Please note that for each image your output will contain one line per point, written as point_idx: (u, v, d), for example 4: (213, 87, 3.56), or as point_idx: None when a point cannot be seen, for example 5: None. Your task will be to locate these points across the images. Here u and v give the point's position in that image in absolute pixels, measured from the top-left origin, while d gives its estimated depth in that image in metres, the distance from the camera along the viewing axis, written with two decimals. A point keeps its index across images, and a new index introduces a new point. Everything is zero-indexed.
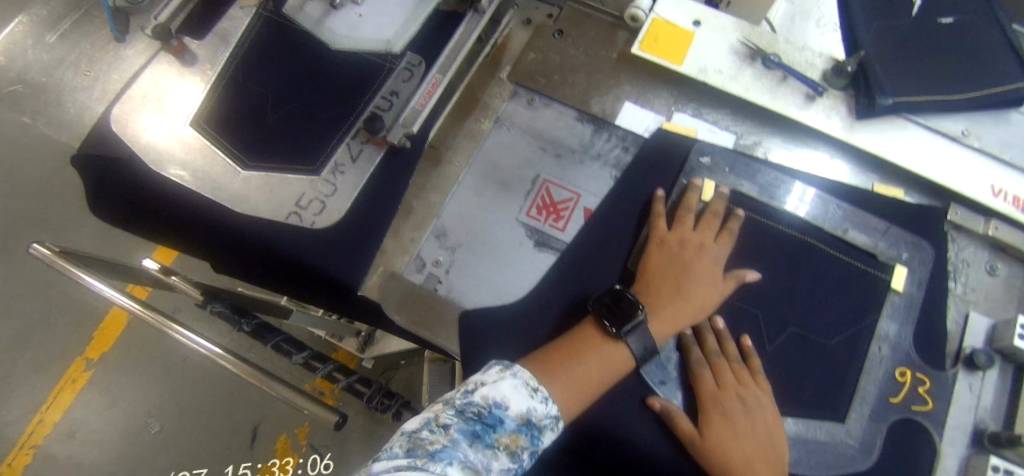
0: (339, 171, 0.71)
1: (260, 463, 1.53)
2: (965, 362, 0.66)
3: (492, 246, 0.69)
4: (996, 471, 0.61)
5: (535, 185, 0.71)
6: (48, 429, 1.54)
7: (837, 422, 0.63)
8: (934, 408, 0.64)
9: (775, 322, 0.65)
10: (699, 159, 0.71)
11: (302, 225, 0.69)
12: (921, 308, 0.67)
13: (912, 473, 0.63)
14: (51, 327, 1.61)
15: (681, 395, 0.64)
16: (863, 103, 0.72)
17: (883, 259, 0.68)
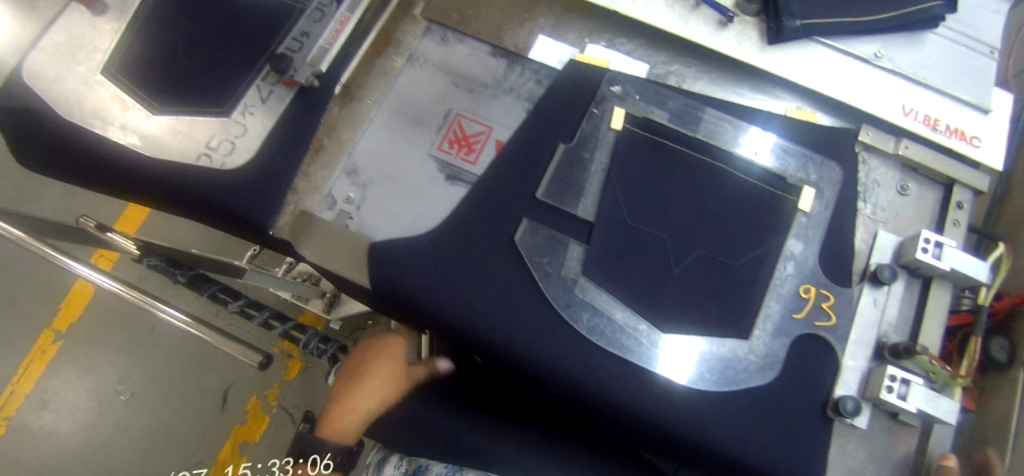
0: (249, 112, 0.70)
1: (232, 425, 1.56)
2: (871, 279, 0.68)
3: (404, 180, 0.69)
4: (893, 380, 0.63)
5: (447, 119, 0.71)
6: (20, 401, 1.56)
7: (741, 338, 0.64)
8: (837, 323, 0.66)
9: (682, 244, 0.66)
10: (610, 87, 0.71)
11: (211, 166, 0.69)
12: (828, 225, 0.69)
13: (815, 384, 0.65)
14: (20, 301, 1.63)
15: (585, 315, 0.64)
16: (773, 28, 0.73)
17: (791, 181, 0.69)
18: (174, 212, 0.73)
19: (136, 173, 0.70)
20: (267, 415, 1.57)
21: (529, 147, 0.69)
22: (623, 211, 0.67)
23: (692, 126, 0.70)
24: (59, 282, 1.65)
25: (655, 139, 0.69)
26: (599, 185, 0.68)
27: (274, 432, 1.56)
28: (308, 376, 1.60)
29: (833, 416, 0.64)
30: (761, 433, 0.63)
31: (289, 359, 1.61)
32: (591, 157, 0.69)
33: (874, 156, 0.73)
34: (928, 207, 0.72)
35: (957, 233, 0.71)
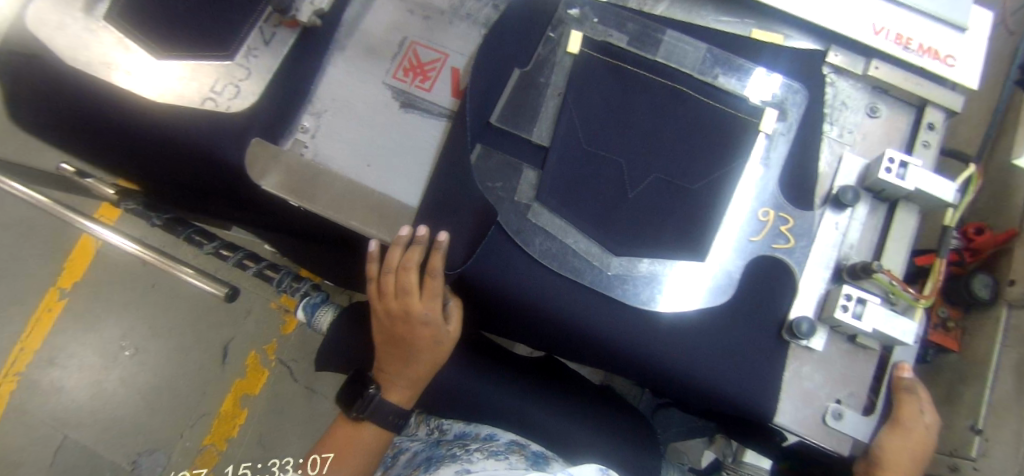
0: (252, 55, 0.67)
1: (233, 377, 1.60)
2: (833, 202, 0.67)
3: (360, 110, 0.69)
4: (850, 298, 0.62)
5: (402, 48, 0.71)
6: (30, 357, 1.62)
7: (697, 260, 0.64)
8: (795, 245, 0.65)
9: (638, 169, 0.65)
10: (568, 11, 0.70)
11: (217, 111, 0.65)
12: (790, 146, 0.67)
13: (773, 306, 0.64)
14: (26, 261, 1.68)
15: (538, 238, 0.64)
16: None
17: (754, 103, 0.67)
18: (144, 167, 0.68)
19: (123, 109, 0.63)
20: (266, 368, 1.61)
21: (487, 71, 0.67)
22: (578, 134, 0.66)
23: (651, 50, 0.69)
24: (60, 244, 1.69)
25: (612, 62, 0.68)
26: (556, 110, 0.67)
27: (273, 384, 1.60)
28: (304, 332, 1.63)
29: (787, 338, 0.63)
30: (717, 352, 0.62)
31: (287, 315, 1.64)
32: (548, 81, 0.68)
33: (839, 77, 0.72)
34: (896, 129, 0.71)
35: (927, 155, 0.70)
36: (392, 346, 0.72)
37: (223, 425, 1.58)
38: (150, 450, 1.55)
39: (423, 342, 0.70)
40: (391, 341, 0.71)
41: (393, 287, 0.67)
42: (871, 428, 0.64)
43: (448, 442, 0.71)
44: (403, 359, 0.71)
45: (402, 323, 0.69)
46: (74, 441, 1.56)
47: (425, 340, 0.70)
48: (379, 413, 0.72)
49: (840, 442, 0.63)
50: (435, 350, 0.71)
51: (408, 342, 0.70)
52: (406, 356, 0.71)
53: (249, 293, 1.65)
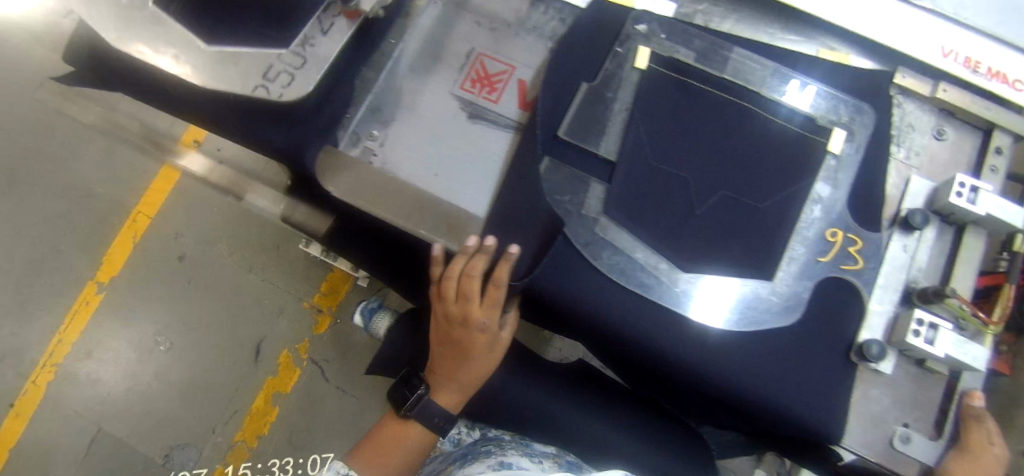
0: (309, 43, 0.66)
1: (265, 375, 1.63)
2: (901, 224, 0.67)
3: (429, 121, 0.70)
4: (920, 324, 0.63)
5: (469, 59, 0.72)
6: (67, 349, 1.64)
7: (765, 280, 0.64)
8: (864, 267, 0.65)
9: (707, 186, 0.65)
10: (636, 26, 0.70)
11: (269, 97, 0.65)
12: (858, 167, 0.67)
13: (840, 327, 0.64)
14: (64, 254, 1.71)
15: (606, 251, 0.64)
16: None
17: (822, 123, 0.68)
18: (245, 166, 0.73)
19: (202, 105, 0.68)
20: (297, 367, 1.63)
21: (555, 85, 0.68)
22: (646, 149, 0.66)
23: (718, 66, 0.69)
24: (100, 239, 1.72)
25: (679, 78, 0.69)
26: (622, 125, 0.67)
27: (305, 383, 1.62)
28: (337, 332, 1.66)
29: (855, 359, 0.64)
30: (783, 369, 0.63)
31: (319, 315, 1.67)
32: (615, 96, 0.68)
33: (904, 99, 0.72)
34: (964, 152, 0.71)
35: (997, 179, 0.69)
36: (446, 349, 0.73)
37: (255, 422, 1.60)
38: (183, 444, 1.58)
39: (479, 348, 0.72)
40: (447, 344, 0.73)
41: (455, 294, 0.67)
42: (939, 452, 0.65)
43: (485, 442, 0.77)
44: (457, 362, 0.73)
45: (460, 330, 0.70)
46: (109, 434, 1.59)
47: (480, 344, 0.71)
48: (428, 412, 0.74)
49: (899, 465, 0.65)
50: (487, 354, 0.73)
51: (463, 347, 0.71)
52: (459, 359, 0.72)
53: (284, 293, 1.68)
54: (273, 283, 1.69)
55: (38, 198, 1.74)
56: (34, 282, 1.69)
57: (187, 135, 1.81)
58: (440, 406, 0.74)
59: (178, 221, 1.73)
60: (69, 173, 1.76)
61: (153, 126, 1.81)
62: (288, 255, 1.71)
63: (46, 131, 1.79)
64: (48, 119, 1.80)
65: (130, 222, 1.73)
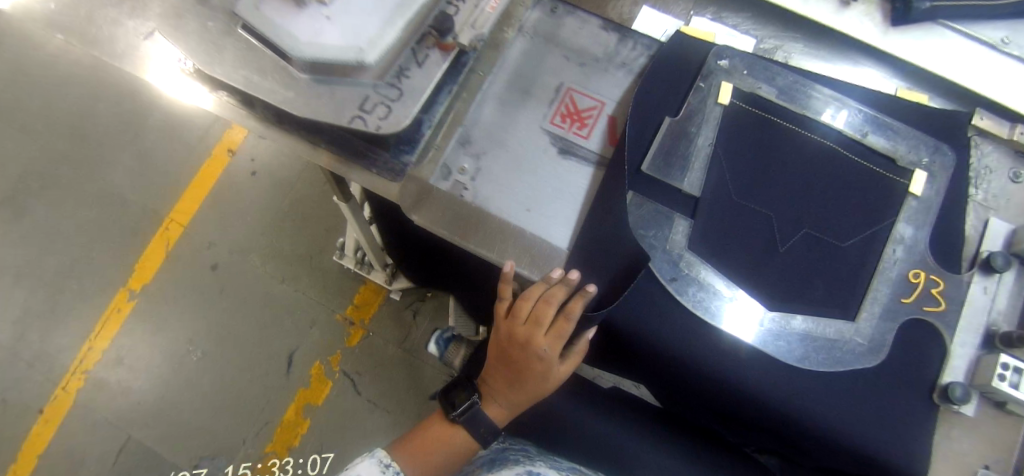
0: (405, 76, 0.67)
1: (297, 387, 1.62)
2: (982, 265, 0.71)
3: (518, 154, 0.70)
4: (1005, 369, 0.66)
5: (559, 93, 0.72)
6: (97, 356, 1.64)
7: (848, 320, 0.67)
8: (946, 309, 0.69)
9: (792, 225, 0.69)
10: (717, 61, 0.71)
11: (366, 129, 0.65)
12: (938, 208, 0.70)
13: (918, 366, 0.68)
14: (95, 259, 1.70)
15: (693, 290, 0.67)
16: (899, 10, 0.81)
17: (903, 164, 0.71)
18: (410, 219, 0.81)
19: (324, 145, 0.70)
20: (330, 379, 1.63)
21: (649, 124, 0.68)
22: (732, 190, 0.69)
23: (801, 104, 0.71)
24: (132, 246, 1.72)
25: (764, 115, 0.70)
26: (706, 161, 0.69)
27: (337, 396, 1.62)
28: (369, 345, 1.66)
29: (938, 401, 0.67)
30: (847, 404, 0.66)
31: (351, 327, 1.67)
32: (698, 131, 0.69)
33: (983, 142, 0.78)
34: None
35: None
36: (505, 365, 0.76)
37: (287, 433, 1.59)
38: (213, 455, 1.57)
39: (537, 372, 0.73)
40: (507, 361, 0.75)
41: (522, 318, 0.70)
42: None
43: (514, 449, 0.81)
44: (514, 379, 0.75)
45: (523, 350, 0.72)
46: (139, 442, 1.58)
47: (538, 368, 0.73)
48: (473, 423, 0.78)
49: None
50: (543, 378, 0.75)
51: (522, 367, 0.73)
52: (517, 378, 0.75)
53: (317, 305, 1.68)
54: (305, 294, 1.68)
55: (71, 203, 1.74)
56: (65, 288, 1.68)
57: (221, 143, 1.81)
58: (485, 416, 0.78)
59: (211, 229, 1.73)
60: (103, 177, 1.76)
61: (187, 134, 1.81)
62: (320, 267, 1.70)
63: (80, 137, 1.80)
64: (83, 126, 1.80)
65: (164, 230, 1.73)
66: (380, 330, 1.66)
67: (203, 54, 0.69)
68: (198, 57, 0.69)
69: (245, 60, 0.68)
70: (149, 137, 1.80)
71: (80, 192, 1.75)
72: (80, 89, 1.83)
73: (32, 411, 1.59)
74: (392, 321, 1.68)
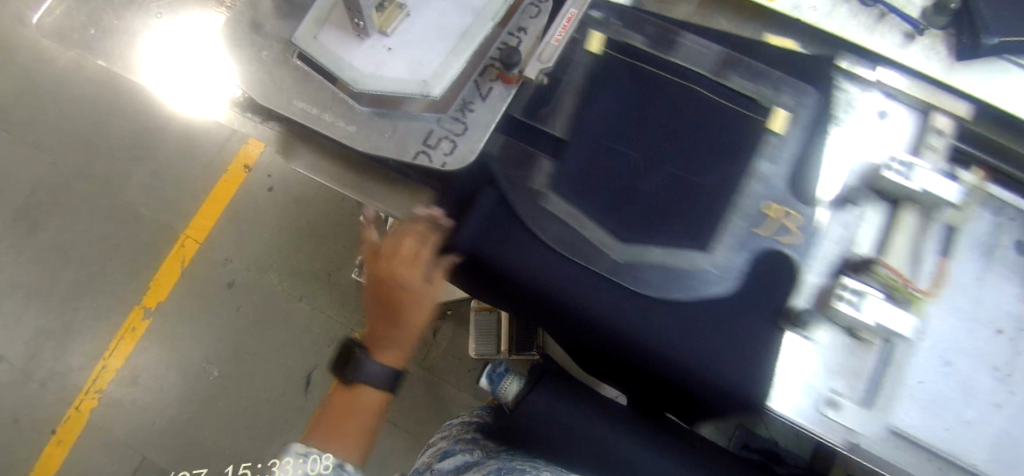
0: (470, 109, 0.66)
1: (315, 406, 1.59)
2: (841, 203, 0.76)
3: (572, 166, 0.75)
4: (845, 289, 0.70)
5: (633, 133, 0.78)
6: (111, 375, 1.61)
7: (703, 250, 0.74)
8: (798, 239, 0.74)
9: (653, 160, 0.75)
10: (593, 14, 0.82)
11: (431, 164, 0.64)
12: (795, 145, 0.76)
13: (767, 294, 0.73)
14: (109, 277, 1.69)
15: (553, 225, 0.73)
16: (967, 44, 0.80)
17: (763, 104, 0.77)
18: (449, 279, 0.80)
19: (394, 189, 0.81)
20: None
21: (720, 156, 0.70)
22: (597, 133, 0.76)
23: (678, 54, 0.79)
24: (147, 262, 1.70)
25: (632, 62, 0.79)
26: (573, 106, 0.77)
27: None
28: None
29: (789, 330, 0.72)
30: (705, 331, 0.71)
31: None
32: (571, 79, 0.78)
33: (868, 90, 0.80)
34: (906, 132, 0.78)
35: (935, 157, 0.75)
36: (378, 311, 0.84)
37: None
38: None
39: (408, 305, 0.81)
40: (386, 308, 0.82)
41: (404, 260, 0.78)
42: None
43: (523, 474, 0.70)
44: (393, 320, 0.82)
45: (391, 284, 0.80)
46: (152, 463, 1.54)
47: (410, 302, 0.80)
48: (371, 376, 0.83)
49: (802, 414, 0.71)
50: (420, 309, 0.82)
51: (398, 306, 0.81)
52: (395, 320, 0.82)
53: (334, 323, 1.65)
54: (323, 311, 1.65)
55: (84, 219, 1.72)
56: (78, 304, 1.67)
57: (236, 159, 1.78)
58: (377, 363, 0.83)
59: (227, 246, 1.70)
60: (117, 192, 1.74)
61: (202, 149, 1.78)
62: (338, 284, 1.68)
63: (93, 152, 1.77)
64: (95, 140, 1.78)
65: (179, 246, 1.71)
66: None
67: (257, 83, 0.67)
68: (252, 87, 0.67)
69: (302, 90, 0.66)
70: (163, 152, 1.78)
71: (93, 209, 1.73)
72: (92, 103, 1.81)
73: (44, 432, 1.56)
74: None
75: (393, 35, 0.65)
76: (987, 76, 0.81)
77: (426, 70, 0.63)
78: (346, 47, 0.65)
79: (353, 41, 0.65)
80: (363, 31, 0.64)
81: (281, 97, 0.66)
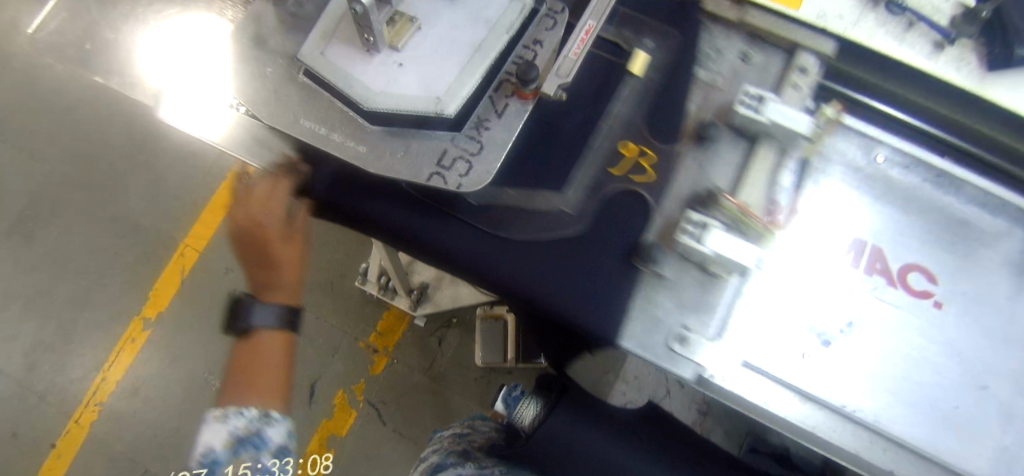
0: (485, 127, 0.63)
1: (320, 417, 1.57)
2: (695, 138, 0.74)
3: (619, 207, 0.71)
4: (693, 224, 0.66)
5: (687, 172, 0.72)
6: (111, 387, 1.59)
7: (556, 192, 0.73)
8: (654, 178, 0.73)
9: (554, 119, 0.75)
10: None
11: (447, 187, 0.61)
12: (655, 89, 0.77)
13: (620, 228, 0.72)
14: (109, 287, 1.67)
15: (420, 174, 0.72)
16: (999, 55, 0.73)
17: (625, 48, 0.78)
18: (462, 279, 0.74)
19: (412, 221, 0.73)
20: (354, 409, 1.57)
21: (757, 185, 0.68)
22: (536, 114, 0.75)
23: None
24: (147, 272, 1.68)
25: None
26: None
27: (362, 426, 1.56)
28: (394, 372, 1.60)
29: (677, 285, 0.68)
30: (551, 270, 0.70)
31: (375, 354, 1.61)
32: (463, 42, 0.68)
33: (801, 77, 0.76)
34: (769, 71, 0.78)
35: (796, 96, 0.75)
36: (239, 233, 0.80)
37: (309, 465, 1.54)
38: None
39: (274, 242, 0.79)
40: (257, 244, 0.79)
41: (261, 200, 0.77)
42: None
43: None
44: (268, 258, 0.80)
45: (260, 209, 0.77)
46: None
47: (270, 234, 0.78)
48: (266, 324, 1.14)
49: (683, 366, 0.66)
50: (283, 236, 0.80)
51: (260, 238, 0.78)
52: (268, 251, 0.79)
53: (338, 332, 1.62)
54: (327, 320, 1.63)
55: (83, 229, 1.70)
56: (77, 316, 1.64)
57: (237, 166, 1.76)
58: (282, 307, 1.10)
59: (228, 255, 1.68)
60: (116, 201, 1.72)
61: (201, 157, 1.76)
62: (341, 292, 1.65)
63: (90, 160, 1.74)
64: (93, 148, 1.75)
65: (179, 256, 1.69)
66: (402, 357, 1.61)
67: (261, 101, 0.64)
68: (256, 106, 0.64)
69: (309, 109, 0.63)
70: (161, 160, 1.75)
71: (92, 218, 1.71)
72: (89, 110, 1.78)
73: (43, 445, 1.54)
74: (416, 347, 1.62)
75: (404, 50, 0.62)
76: (1014, 88, 0.73)
77: (439, 87, 0.61)
78: (354, 64, 0.62)
79: (361, 58, 0.62)
80: (374, 48, 0.62)
81: (287, 116, 0.63)
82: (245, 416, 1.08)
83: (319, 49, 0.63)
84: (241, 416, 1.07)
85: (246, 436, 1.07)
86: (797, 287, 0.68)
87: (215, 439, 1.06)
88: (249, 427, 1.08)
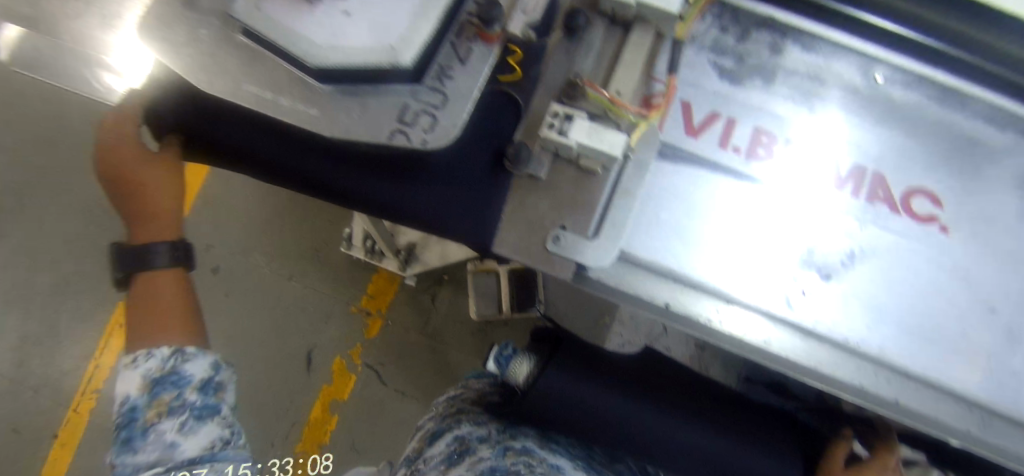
0: (448, 77, 0.58)
1: (319, 384, 1.56)
2: (568, 28, 0.63)
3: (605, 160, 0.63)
4: (556, 117, 0.59)
5: (674, 102, 0.65)
6: (106, 373, 1.58)
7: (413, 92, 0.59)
8: (524, 77, 0.62)
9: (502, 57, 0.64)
10: None
11: (411, 145, 0.56)
12: None
13: (493, 136, 0.61)
14: (88, 275, 1.62)
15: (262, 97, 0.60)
16: None
17: None
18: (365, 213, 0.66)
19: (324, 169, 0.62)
20: (352, 373, 1.57)
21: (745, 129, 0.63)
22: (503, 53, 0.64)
23: None
24: None
25: None
26: None
27: (362, 388, 1.56)
28: (389, 334, 1.59)
29: (643, 218, 0.62)
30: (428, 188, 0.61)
31: (368, 317, 1.59)
32: None
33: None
34: None
35: None
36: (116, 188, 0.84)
37: (315, 430, 1.55)
38: None
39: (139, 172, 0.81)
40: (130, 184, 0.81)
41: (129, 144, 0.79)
42: None
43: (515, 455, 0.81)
44: (137, 205, 0.84)
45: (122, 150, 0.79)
46: None
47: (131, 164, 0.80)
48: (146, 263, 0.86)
49: (563, 266, 0.59)
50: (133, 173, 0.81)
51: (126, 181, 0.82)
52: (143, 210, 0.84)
53: (329, 299, 1.59)
54: (316, 288, 1.59)
55: (52, 218, 1.63)
56: (61, 307, 1.60)
57: None
58: (159, 242, 0.85)
59: (206, 231, 1.61)
60: (84, 187, 1.65)
61: None
62: (328, 259, 1.61)
63: (51, 147, 1.66)
64: (51, 134, 1.67)
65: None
66: (397, 317, 1.59)
67: (200, 68, 0.57)
68: (195, 74, 0.57)
69: (254, 72, 0.57)
70: None
71: (60, 206, 1.64)
72: (43, 95, 1.69)
73: (45, 438, 1.54)
74: (410, 308, 1.60)
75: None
76: None
77: (395, 37, 0.54)
78: (298, 19, 0.55)
79: (304, 11, 0.55)
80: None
81: (231, 83, 0.57)
82: (156, 355, 0.81)
83: (254, 4, 0.55)
84: (147, 354, 0.80)
85: (162, 381, 0.80)
86: (786, 217, 0.63)
87: (126, 386, 0.81)
88: (163, 366, 0.81)
